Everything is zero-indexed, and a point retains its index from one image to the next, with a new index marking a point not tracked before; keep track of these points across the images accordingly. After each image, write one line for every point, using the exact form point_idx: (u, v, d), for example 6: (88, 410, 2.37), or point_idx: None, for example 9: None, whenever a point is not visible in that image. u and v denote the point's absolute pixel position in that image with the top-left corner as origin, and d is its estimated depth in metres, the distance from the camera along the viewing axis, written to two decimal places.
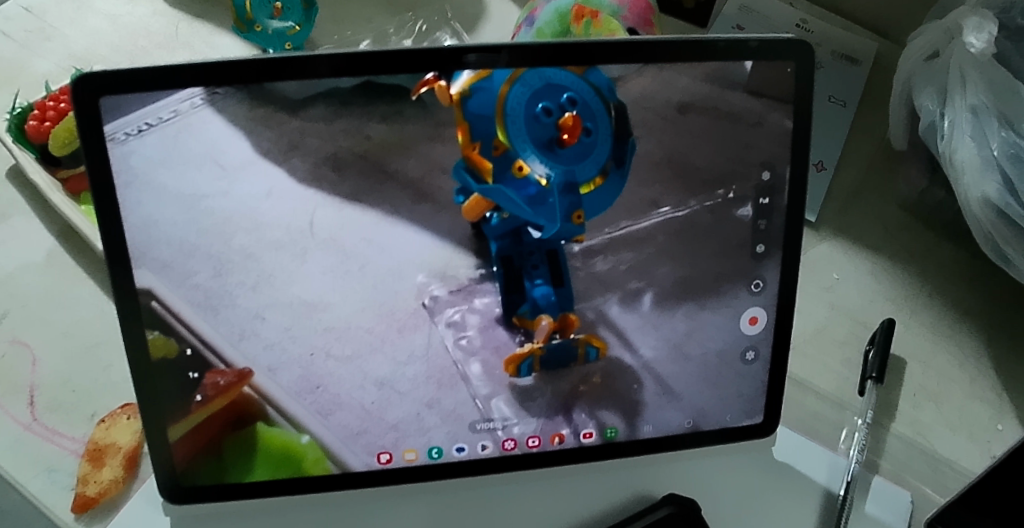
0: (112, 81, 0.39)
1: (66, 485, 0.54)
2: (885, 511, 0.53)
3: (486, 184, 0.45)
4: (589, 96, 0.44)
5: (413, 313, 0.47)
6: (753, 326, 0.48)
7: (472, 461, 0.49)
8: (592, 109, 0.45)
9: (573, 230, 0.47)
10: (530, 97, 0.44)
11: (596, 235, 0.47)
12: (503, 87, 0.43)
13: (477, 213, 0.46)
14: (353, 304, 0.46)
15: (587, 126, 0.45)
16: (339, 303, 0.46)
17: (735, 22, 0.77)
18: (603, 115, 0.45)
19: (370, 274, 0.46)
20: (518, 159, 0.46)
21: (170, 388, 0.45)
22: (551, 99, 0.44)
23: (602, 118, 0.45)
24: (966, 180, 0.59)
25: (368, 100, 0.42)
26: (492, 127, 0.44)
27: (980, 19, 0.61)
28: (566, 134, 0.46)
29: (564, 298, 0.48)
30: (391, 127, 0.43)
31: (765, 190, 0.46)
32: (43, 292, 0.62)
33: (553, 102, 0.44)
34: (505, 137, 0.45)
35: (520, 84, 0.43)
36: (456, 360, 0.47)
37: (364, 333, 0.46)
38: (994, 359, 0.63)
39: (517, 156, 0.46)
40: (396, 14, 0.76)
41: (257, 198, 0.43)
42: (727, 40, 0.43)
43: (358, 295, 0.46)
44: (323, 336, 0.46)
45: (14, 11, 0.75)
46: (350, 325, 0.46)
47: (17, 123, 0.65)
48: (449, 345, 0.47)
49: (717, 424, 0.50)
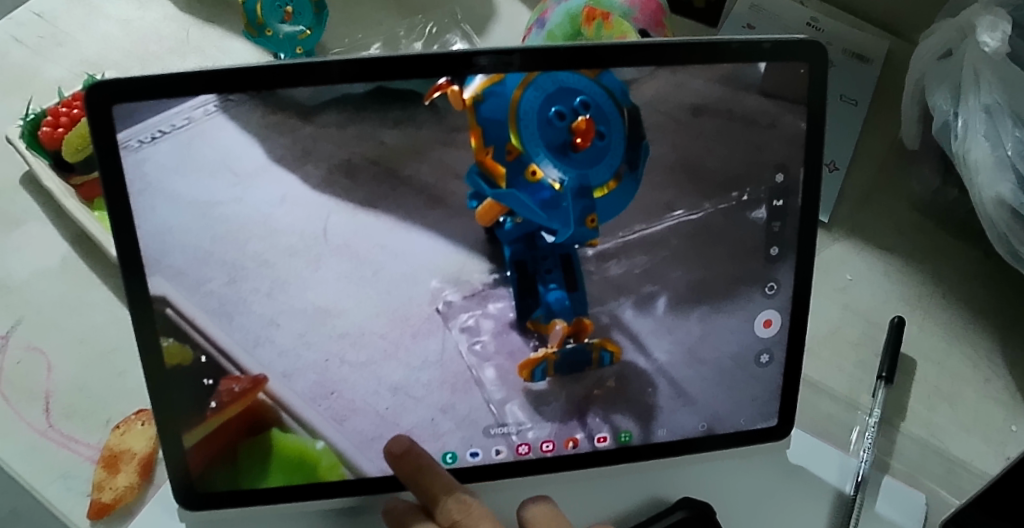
0: (124, 89, 0.39)
1: (81, 491, 0.54)
2: (895, 509, 0.54)
3: (499, 189, 0.45)
4: (602, 99, 0.44)
5: (426, 320, 0.46)
6: (767, 329, 0.48)
7: (486, 466, 0.49)
8: (605, 112, 0.44)
9: (586, 235, 0.46)
10: (542, 101, 0.43)
11: (610, 239, 0.46)
12: (519, 95, 0.43)
13: (490, 218, 0.46)
14: (368, 310, 0.46)
15: (601, 129, 0.45)
16: (353, 310, 0.46)
17: (745, 21, 0.77)
18: (614, 119, 0.44)
19: (382, 278, 0.45)
20: (532, 164, 0.46)
21: (185, 396, 0.45)
22: (564, 102, 0.44)
23: (615, 121, 0.44)
24: (980, 180, 0.59)
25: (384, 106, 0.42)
26: (506, 132, 0.44)
27: (993, 18, 0.60)
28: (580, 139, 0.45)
29: (578, 302, 0.48)
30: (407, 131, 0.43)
31: (779, 192, 0.46)
32: (58, 298, 0.62)
33: (566, 106, 0.44)
34: (519, 142, 0.45)
35: (534, 89, 0.43)
36: (469, 363, 0.47)
37: (377, 335, 0.46)
38: (1008, 360, 0.63)
39: (531, 160, 0.46)
40: (406, 16, 0.76)
41: (270, 205, 0.43)
42: (740, 41, 0.43)
43: (373, 301, 0.45)
44: (336, 343, 0.46)
45: (28, 18, 0.75)
46: (366, 330, 0.46)
47: (30, 129, 0.66)
48: (460, 348, 0.47)
49: (732, 427, 0.50)
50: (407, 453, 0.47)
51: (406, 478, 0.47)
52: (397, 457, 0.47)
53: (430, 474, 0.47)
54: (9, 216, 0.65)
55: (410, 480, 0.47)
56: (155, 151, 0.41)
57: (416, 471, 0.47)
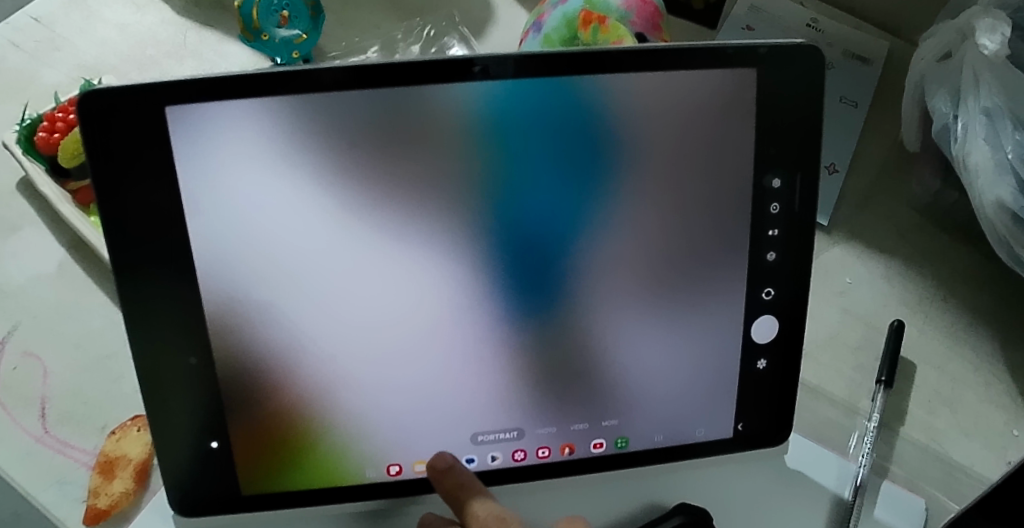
0: (117, 97, 0.39)
1: (77, 496, 0.54)
2: (894, 514, 0.54)
3: (484, 211, 0.44)
4: (592, 116, 0.43)
5: (434, 322, 0.46)
6: (764, 335, 0.48)
7: (482, 472, 0.49)
8: (593, 134, 0.43)
9: (563, 264, 0.45)
10: (533, 121, 0.43)
11: (586, 267, 0.45)
12: (489, 149, 0.43)
13: (477, 238, 0.44)
14: (380, 314, 0.45)
15: (586, 156, 0.43)
16: (360, 317, 0.45)
17: (745, 23, 0.76)
18: (578, 186, 0.44)
19: (392, 282, 0.44)
20: (516, 191, 0.43)
21: (182, 400, 0.45)
22: (554, 121, 0.43)
23: (603, 144, 0.43)
24: (980, 183, 0.59)
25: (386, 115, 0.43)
26: (491, 150, 0.43)
27: (993, 19, 0.60)
28: (553, 196, 0.44)
29: (545, 311, 0.46)
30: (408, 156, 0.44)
31: (774, 197, 0.45)
32: (55, 304, 0.62)
33: (555, 125, 0.43)
34: (505, 164, 0.43)
35: (502, 140, 0.43)
36: (469, 358, 0.47)
37: (401, 334, 0.46)
38: (1009, 364, 0.62)
39: (516, 187, 0.43)
40: (404, 20, 0.76)
41: (267, 209, 0.42)
42: (736, 47, 0.42)
43: (387, 303, 0.45)
44: (344, 349, 0.45)
45: (25, 22, 0.75)
46: (378, 334, 0.45)
47: (26, 134, 0.66)
48: (467, 348, 0.46)
49: (729, 432, 0.50)
50: (450, 469, 0.47)
51: (446, 495, 0.47)
52: (440, 474, 0.47)
53: (472, 490, 0.47)
54: (7, 221, 0.65)
55: (450, 496, 0.47)
56: (177, 157, 0.41)
57: (455, 489, 0.47)
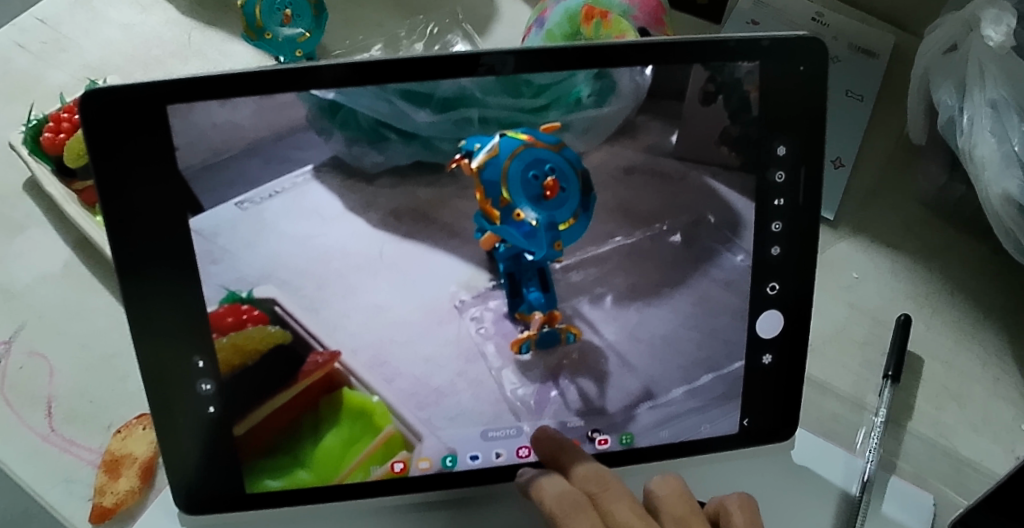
0: (119, 97, 0.39)
1: (83, 495, 0.55)
2: (902, 511, 0.54)
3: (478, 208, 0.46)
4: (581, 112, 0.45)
5: (439, 309, 0.47)
6: (769, 330, 0.47)
7: (485, 470, 0.47)
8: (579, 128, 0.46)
9: (553, 255, 0.49)
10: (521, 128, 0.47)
11: (572, 255, 0.49)
12: (486, 143, 0.46)
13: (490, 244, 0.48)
14: (389, 299, 0.46)
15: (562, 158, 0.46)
16: (366, 303, 0.46)
17: (750, 17, 0.76)
18: (572, 178, 0.46)
19: (397, 269, 0.46)
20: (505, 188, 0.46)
21: (184, 401, 0.44)
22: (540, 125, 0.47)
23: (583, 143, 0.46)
24: (986, 176, 0.58)
25: (391, 116, 0.45)
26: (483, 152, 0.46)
27: (998, 11, 0.59)
28: (546, 189, 0.47)
29: (550, 301, 0.50)
30: (413, 156, 0.47)
31: (779, 191, 0.44)
32: (60, 303, 0.62)
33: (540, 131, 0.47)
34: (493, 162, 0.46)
35: (500, 132, 0.47)
36: (473, 346, 0.48)
37: (408, 323, 0.47)
38: (1017, 358, 0.62)
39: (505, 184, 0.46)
40: (408, 17, 0.76)
41: (266, 200, 0.44)
42: (737, 40, 0.42)
43: (390, 292, 0.46)
44: (349, 341, 0.46)
45: (30, 23, 0.75)
46: (383, 323, 0.46)
47: (32, 134, 0.66)
48: (471, 336, 0.48)
49: (735, 428, 0.48)
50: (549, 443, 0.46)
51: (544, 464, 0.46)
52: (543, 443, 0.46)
53: (573, 453, 0.46)
54: (13, 221, 0.66)
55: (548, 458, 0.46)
56: (178, 154, 0.41)
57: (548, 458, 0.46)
